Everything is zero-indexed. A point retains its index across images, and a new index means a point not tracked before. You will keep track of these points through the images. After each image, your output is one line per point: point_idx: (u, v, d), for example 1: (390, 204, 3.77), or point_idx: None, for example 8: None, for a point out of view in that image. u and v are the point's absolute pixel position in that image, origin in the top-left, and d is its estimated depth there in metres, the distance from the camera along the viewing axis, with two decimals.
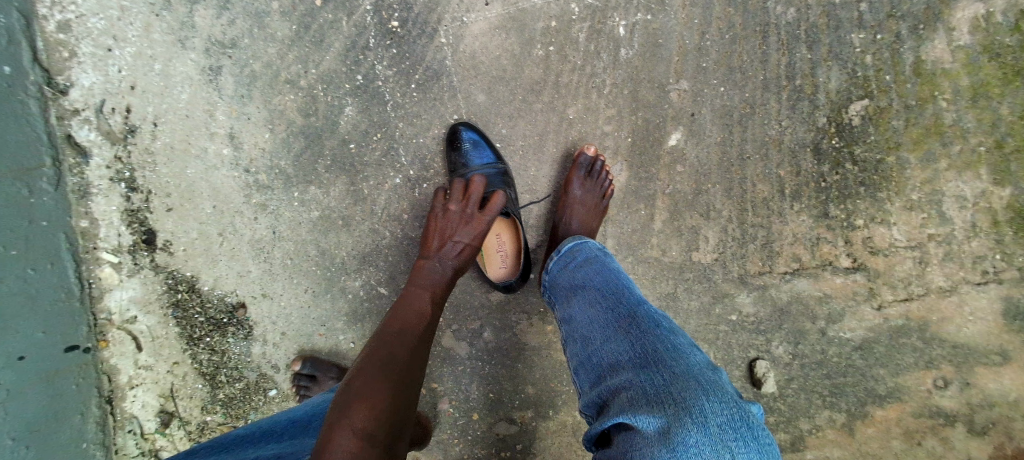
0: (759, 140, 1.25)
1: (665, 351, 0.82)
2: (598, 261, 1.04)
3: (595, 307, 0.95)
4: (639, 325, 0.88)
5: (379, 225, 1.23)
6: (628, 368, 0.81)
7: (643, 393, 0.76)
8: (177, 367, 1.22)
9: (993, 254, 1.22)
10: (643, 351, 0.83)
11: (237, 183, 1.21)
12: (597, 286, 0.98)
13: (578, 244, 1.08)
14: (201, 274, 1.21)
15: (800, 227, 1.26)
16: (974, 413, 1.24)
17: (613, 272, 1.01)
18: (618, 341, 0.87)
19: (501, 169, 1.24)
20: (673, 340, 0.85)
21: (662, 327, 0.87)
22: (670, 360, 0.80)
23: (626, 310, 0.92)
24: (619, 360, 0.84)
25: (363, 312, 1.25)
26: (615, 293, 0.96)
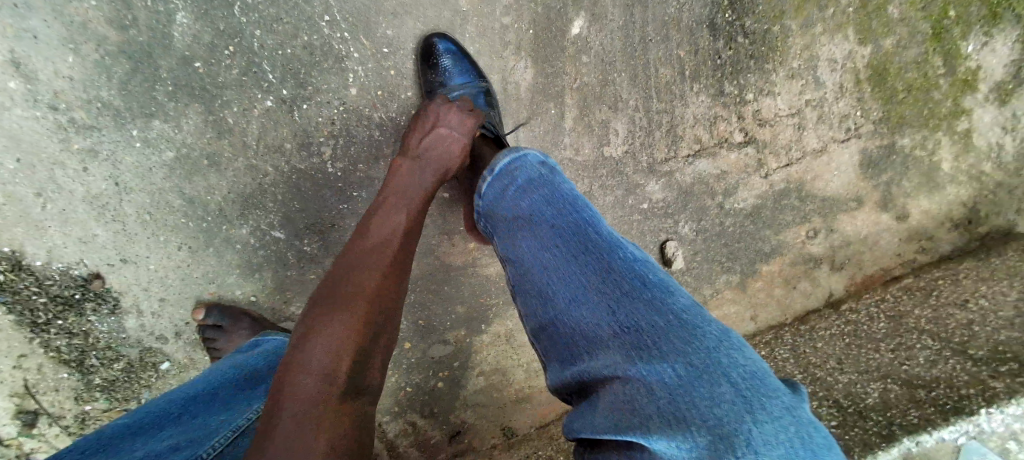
0: (659, 20, 1.21)
1: (632, 274, 0.66)
2: (540, 175, 0.81)
3: (535, 231, 0.74)
4: (596, 245, 0.70)
5: (258, 159, 1.04)
6: (596, 303, 0.65)
7: (625, 330, 0.61)
8: (26, 361, 1.00)
9: (854, 113, 1.37)
10: (611, 280, 0.66)
11: (44, 125, 0.94)
12: (536, 209, 0.77)
13: (517, 160, 0.82)
14: (24, 248, 0.96)
15: (699, 108, 1.28)
16: (836, 253, 1.46)
17: (557, 189, 0.79)
18: (569, 266, 0.69)
19: (484, 88, 1.10)
20: (634, 255, 0.70)
21: (620, 244, 0.71)
22: (641, 284, 0.65)
23: (576, 229, 0.72)
24: (586, 292, 0.66)
25: (259, 261, 1.09)
26: (559, 211, 0.75)
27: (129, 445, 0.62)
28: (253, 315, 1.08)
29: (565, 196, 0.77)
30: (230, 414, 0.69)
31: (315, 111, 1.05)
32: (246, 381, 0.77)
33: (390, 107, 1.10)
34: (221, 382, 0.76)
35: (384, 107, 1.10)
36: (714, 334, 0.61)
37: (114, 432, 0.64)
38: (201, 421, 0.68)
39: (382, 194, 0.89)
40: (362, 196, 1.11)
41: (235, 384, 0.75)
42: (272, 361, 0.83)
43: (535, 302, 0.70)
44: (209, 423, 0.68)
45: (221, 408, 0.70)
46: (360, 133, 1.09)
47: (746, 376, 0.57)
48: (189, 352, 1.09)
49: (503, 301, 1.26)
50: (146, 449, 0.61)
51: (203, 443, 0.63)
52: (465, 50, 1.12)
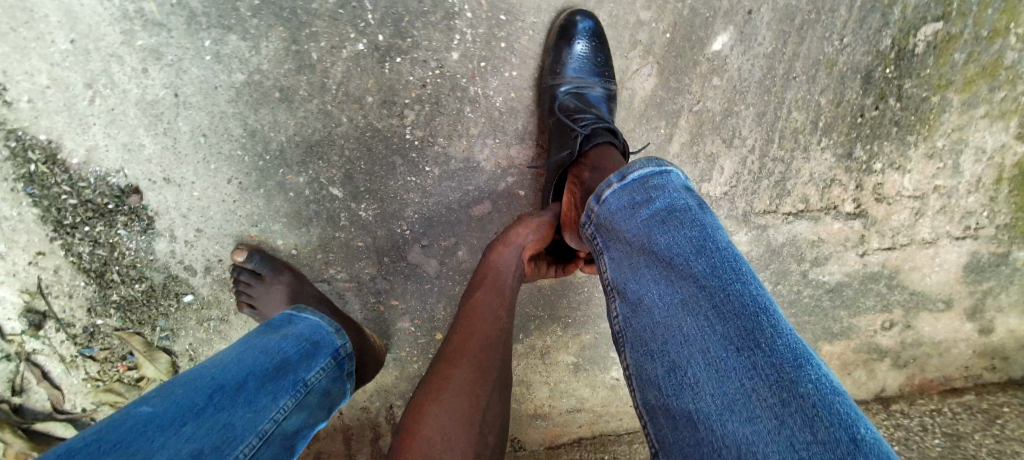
0: (812, 57, 1.04)
1: (827, 408, 0.50)
2: (689, 210, 0.67)
3: (684, 294, 0.61)
4: (773, 348, 0.55)
5: (334, 105, 0.92)
6: (769, 431, 0.50)
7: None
8: (43, 259, 0.93)
9: (981, 211, 1.22)
10: (793, 410, 0.50)
11: (109, 10, 0.83)
12: (688, 261, 0.63)
13: (659, 174, 0.70)
14: (62, 141, 0.87)
15: (819, 166, 1.13)
16: (903, 350, 1.34)
17: (708, 234, 0.65)
18: (727, 358, 0.56)
19: (610, 91, 0.98)
20: (831, 382, 0.53)
21: (807, 357, 0.55)
22: (846, 436, 0.48)
23: (742, 314, 0.58)
24: (753, 407, 0.52)
25: (309, 215, 0.99)
26: (712, 274, 0.62)
27: (154, 439, 0.54)
28: (294, 270, 0.99)
29: (722, 256, 0.63)
30: (258, 413, 0.62)
31: (408, 68, 0.92)
32: (276, 369, 0.68)
33: (488, 82, 0.96)
34: (251, 365, 0.67)
35: (482, 81, 0.96)
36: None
37: (147, 414, 0.57)
38: (231, 414, 0.60)
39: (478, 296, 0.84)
40: (433, 173, 1.00)
41: (264, 370, 0.67)
42: (305, 349, 0.74)
43: (665, 382, 0.59)
44: (237, 421, 0.60)
45: (250, 401, 0.63)
46: (449, 104, 0.96)
47: None
48: (215, 289, 1.01)
49: (549, 316, 1.16)
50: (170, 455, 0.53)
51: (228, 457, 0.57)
52: (602, 35, 0.97)
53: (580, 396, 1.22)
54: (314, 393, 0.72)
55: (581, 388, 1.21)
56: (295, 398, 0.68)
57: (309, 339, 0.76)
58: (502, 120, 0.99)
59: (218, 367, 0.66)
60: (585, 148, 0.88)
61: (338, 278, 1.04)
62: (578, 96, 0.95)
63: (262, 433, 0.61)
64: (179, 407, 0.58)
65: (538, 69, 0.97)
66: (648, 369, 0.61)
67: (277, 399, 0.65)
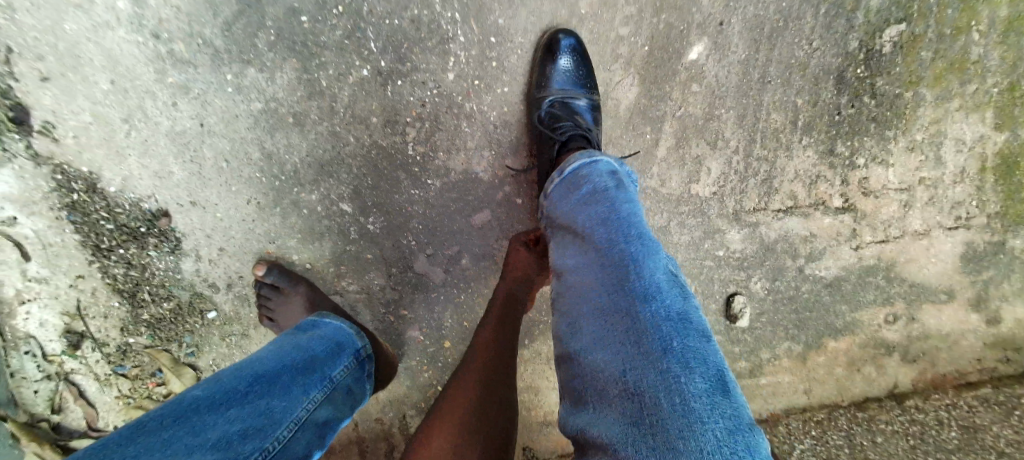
0: (784, 61, 1.11)
1: (658, 330, 0.63)
2: (604, 188, 0.81)
3: (588, 256, 0.75)
4: (634, 290, 0.68)
5: (342, 127, 1.01)
6: (615, 352, 0.64)
7: (629, 396, 0.59)
8: (82, 282, 1.01)
9: (969, 201, 1.25)
10: (632, 336, 0.64)
11: (144, 52, 0.93)
12: (595, 230, 0.77)
13: (588, 164, 0.85)
14: (102, 172, 0.96)
15: (803, 164, 1.18)
16: (911, 344, 1.33)
17: (614, 207, 0.78)
18: (608, 299, 0.69)
19: (594, 102, 1.05)
20: (671, 309, 0.66)
21: (665, 292, 0.68)
22: (662, 351, 0.61)
23: (622, 262, 0.71)
24: (614, 328, 0.66)
25: (320, 231, 1.05)
26: (608, 237, 0.75)
27: (205, 420, 0.63)
28: (311, 284, 1.05)
29: (621, 224, 0.76)
30: (291, 402, 0.70)
31: (409, 89, 1.01)
32: (306, 365, 0.76)
33: (482, 99, 1.05)
34: (285, 361, 0.75)
35: (477, 98, 1.04)
36: (711, 400, 0.57)
37: (197, 398, 0.65)
38: (268, 401, 0.68)
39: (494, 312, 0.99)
40: (435, 186, 1.07)
41: (295, 365, 0.75)
42: (330, 348, 0.83)
43: (564, 323, 0.72)
44: (273, 408, 0.68)
45: (284, 391, 0.71)
46: (448, 121, 1.04)
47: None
48: (236, 305, 1.07)
49: (554, 321, 1.20)
50: (218, 434, 0.62)
51: (266, 438, 0.64)
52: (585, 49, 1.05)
53: None
54: (338, 389, 0.79)
55: None
56: (323, 392, 0.75)
57: (335, 341, 0.84)
58: (498, 133, 1.06)
59: (256, 361, 0.74)
60: (563, 153, 0.97)
61: (350, 289, 1.10)
62: (562, 105, 1.02)
63: (296, 420, 0.69)
64: (225, 393, 0.67)
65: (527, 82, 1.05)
66: (555, 316, 0.75)
67: (307, 391, 0.73)
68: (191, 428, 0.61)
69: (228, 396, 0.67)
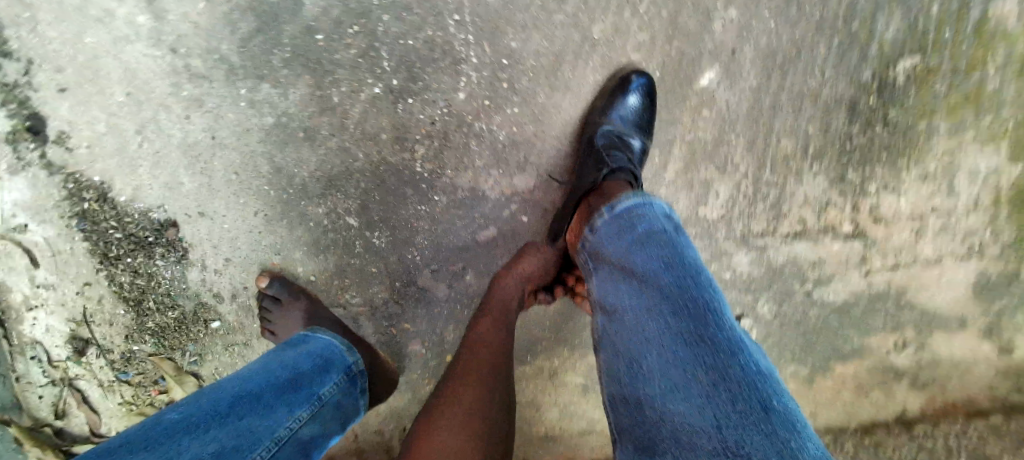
0: (797, 89, 1.10)
1: (751, 386, 0.60)
2: (662, 230, 0.75)
3: (652, 304, 0.70)
4: (719, 341, 0.64)
5: (352, 143, 1.02)
6: (702, 407, 0.60)
7: (737, 457, 0.55)
8: (89, 289, 1.03)
9: (983, 231, 1.23)
10: (726, 390, 0.60)
11: (161, 66, 0.94)
12: (657, 275, 0.71)
13: (641, 204, 0.78)
14: (112, 183, 0.99)
15: (814, 189, 1.17)
16: (921, 370, 1.31)
17: (678, 251, 0.73)
18: (682, 354, 0.65)
19: (645, 144, 1.05)
20: (758, 367, 0.62)
21: (745, 348, 0.64)
22: (763, 408, 0.58)
23: (695, 314, 0.67)
24: (694, 388, 0.61)
25: (326, 242, 1.07)
26: (675, 284, 0.70)
27: (183, 442, 0.64)
28: (311, 297, 1.07)
29: (688, 269, 0.71)
30: (273, 420, 0.71)
31: (419, 108, 1.02)
32: (291, 382, 0.78)
33: (492, 119, 1.04)
34: (268, 378, 0.77)
35: (487, 118, 1.04)
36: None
37: (177, 419, 0.67)
38: (249, 420, 0.70)
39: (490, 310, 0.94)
40: (441, 202, 1.08)
41: (280, 383, 0.77)
42: (318, 364, 0.84)
43: (627, 376, 0.68)
44: (255, 426, 0.69)
45: (267, 409, 0.72)
46: (457, 139, 1.04)
47: None
48: (238, 315, 1.09)
49: (556, 339, 1.20)
50: (194, 454, 0.63)
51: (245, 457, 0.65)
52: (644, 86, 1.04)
53: (590, 419, 1.24)
54: (326, 406, 0.80)
55: (590, 411, 1.24)
56: (310, 409, 0.77)
57: (324, 357, 0.86)
58: (506, 152, 1.07)
59: (240, 380, 0.76)
60: (606, 181, 0.96)
61: (353, 301, 1.11)
62: (612, 137, 1.02)
63: (276, 438, 0.70)
64: (205, 414, 0.69)
65: (541, 103, 1.05)
66: (615, 367, 0.70)
67: (292, 408, 0.74)
68: (168, 450, 0.63)
69: (208, 415, 0.68)
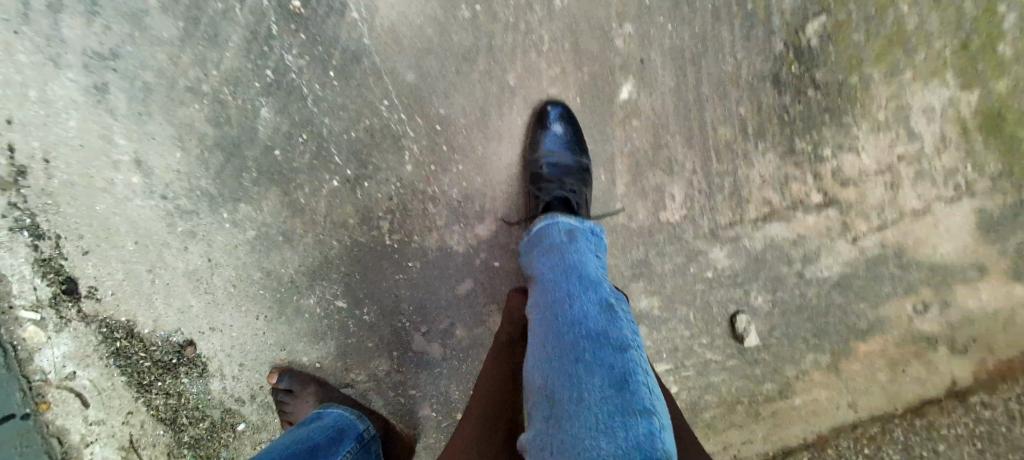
0: (715, 78, 1.16)
1: (580, 350, 0.70)
2: (556, 242, 0.87)
3: (534, 295, 0.82)
4: (560, 315, 0.75)
5: (324, 235, 1.13)
6: (540, 371, 0.71)
7: (543, 400, 0.68)
8: (132, 417, 1.14)
9: (963, 167, 1.17)
10: (552, 351, 0.71)
11: (156, 212, 1.10)
12: (543, 270, 0.84)
13: (544, 218, 0.92)
14: (137, 318, 1.12)
15: (767, 168, 1.19)
16: (954, 331, 1.20)
17: (565, 250, 0.85)
18: (538, 331, 0.76)
19: (582, 163, 1.14)
20: (594, 332, 0.72)
21: (589, 319, 0.74)
22: (573, 368, 0.69)
23: (558, 295, 0.78)
24: (540, 356, 0.73)
25: (323, 329, 1.16)
26: (552, 275, 0.82)
27: None
28: (320, 380, 1.14)
29: (566, 263, 0.82)
30: None
31: (375, 188, 1.13)
32: (306, 453, 0.85)
33: (441, 181, 1.15)
34: (285, 453, 0.84)
35: (436, 181, 1.15)
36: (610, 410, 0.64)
37: None
38: None
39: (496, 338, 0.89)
40: (416, 266, 1.16)
41: (295, 455, 0.84)
42: (329, 435, 0.91)
43: None
44: None
45: None
46: (415, 206, 1.15)
47: None
48: (261, 414, 1.18)
49: None
50: None
51: None
52: (565, 113, 1.14)
53: None
54: None
55: None
56: None
57: (334, 428, 0.93)
58: (462, 207, 1.16)
59: (260, 457, 0.83)
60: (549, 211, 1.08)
61: (359, 379, 1.18)
62: (551, 168, 1.11)
63: None
64: None
65: (484, 154, 1.16)
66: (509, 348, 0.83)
67: None
68: None
69: None
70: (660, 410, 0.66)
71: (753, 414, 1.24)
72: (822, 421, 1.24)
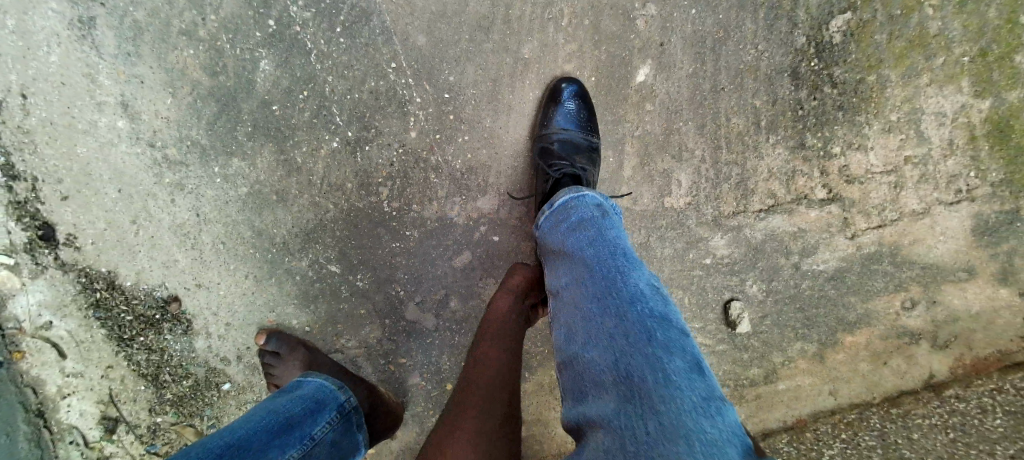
0: (733, 68, 1.15)
1: (643, 326, 0.68)
2: (591, 216, 0.85)
3: (580, 274, 0.79)
4: (622, 294, 0.73)
5: (321, 197, 1.09)
6: (606, 349, 0.67)
7: (620, 380, 0.63)
8: (112, 371, 1.11)
9: (966, 172, 1.17)
10: (619, 330, 0.68)
11: (142, 160, 1.04)
12: (585, 249, 0.81)
13: (575, 195, 0.89)
14: (118, 270, 1.07)
15: (775, 161, 1.18)
16: (938, 329, 1.23)
17: (608, 230, 0.83)
18: (595, 311, 0.73)
19: (593, 143, 1.11)
20: (654, 311, 0.71)
21: (646, 299, 0.73)
22: (646, 343, 0.66)
23: (608, 274, 0.76)
24: (601, 334, 0.69)
25: (315, 293, 1.13)
26: (597, 254, 0.80)
27: None
28: (308, 345, 1.12)
29: (610, 243, 0.81)
30: None
31: (377, 152, 1.09)
32: (283, 427, 0.80)
33: (446, 150, 1.11)
34: (260, 427, 0.79)
35: (440, 150, 1.11)
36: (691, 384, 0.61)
37: None
38: None
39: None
40: (414, 235, 1.13)
41: (272, 428, 0.79)
42: (309, 406, 0.86)
43: (561, 338, 0.75)
44: None
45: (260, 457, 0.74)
46: (417, 175, 1.11)
47: (722, 440, 0.55)
48: (247, 374, 1.16)
49: (549, 349, 1.22)
50: None
51: None
52: (580, 90, 1.11)
53: None
54: (320, 444, 0.83)
55: None
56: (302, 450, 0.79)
57: (314, 398, 0.88)
58: (465, 179, 1.13)
59: (234, 431, 0.78)
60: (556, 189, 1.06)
61: (349, 346, 1.16)
62: (561, 145, 1.09)
63: None
64: None
65: (493, 126, 1.12)
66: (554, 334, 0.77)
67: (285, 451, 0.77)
68: None
69: None
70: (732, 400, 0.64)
71: (736, 396, 1.27)
72: (801, 406, 1.26)
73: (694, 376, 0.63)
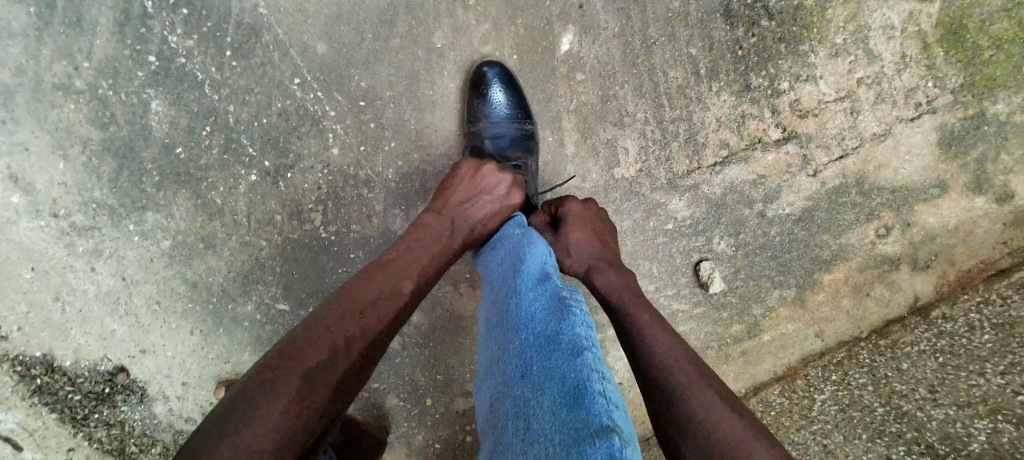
0: (662, 19, 1.07)
1: (526, 358, 0.64)
2: (508, 239, 0.83)
3: (492, 306, 0.76)
4: (511, 327, 0.69)
5: (251, 235, 1.02)
6: (497, 393, 0.64)
7: (500, 434, 0.60)
8: (75, 454, 1.04)
9: (924, 83, 1.11)
10: (504, 373, 0.65)
11: (48, 233, 0.96)
12: (496, 276, 0.79)
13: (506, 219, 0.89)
14: (53, 351, 1.01)
15: (722, 110, 1.11)
16: (917, 250, 1.18)
17: (515, 246, 0.79)
18: (495, 347, 0.70)
19: (527, 129, 1.05)
20: (540, 336, 0.64)
21: (536, 322, 0.66)
22: (522, 382, 0.62)
23: (507, 301, 0.72)
24: (496, 375, 0.66)
25: (269, 335, 1.07)
26: (502, 280, 0.76)
27: None
28: None
29: (514, 262, 0.76)
30: None
31: (300, 178, 1.02)
32: None
33: (374, 162, 1.04)
34: None
35: (369, 163, 1.04)
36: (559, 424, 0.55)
37: None
38: None
39: (398, 245, 0.77)
40: (360, 257, 1.07)
41: None
42: None
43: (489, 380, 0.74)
44: None
45: None
46: (349, 194, 1.04)
47: None
48: None
49: None
50: None
51: None
52: (506, 76, 1.05)
53: None
54: None
55: None
56: None
57: None
58: (402, 188, 1.06)
59: None
60: None
61: None
62: (494, 138, 1.03)
63: None
64: None
65: (420, 128, 1.05)
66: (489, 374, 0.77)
67: None
68: None
69: None
70: (624, 427, 0.53)
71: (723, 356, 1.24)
72: (790, 353, 1.24)
73: (567, 410, 0.55)
